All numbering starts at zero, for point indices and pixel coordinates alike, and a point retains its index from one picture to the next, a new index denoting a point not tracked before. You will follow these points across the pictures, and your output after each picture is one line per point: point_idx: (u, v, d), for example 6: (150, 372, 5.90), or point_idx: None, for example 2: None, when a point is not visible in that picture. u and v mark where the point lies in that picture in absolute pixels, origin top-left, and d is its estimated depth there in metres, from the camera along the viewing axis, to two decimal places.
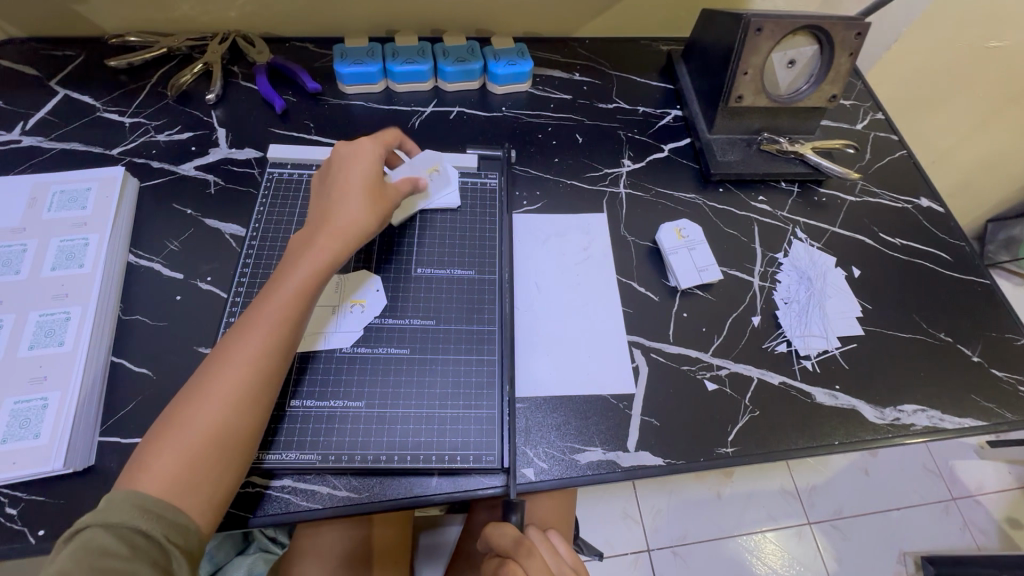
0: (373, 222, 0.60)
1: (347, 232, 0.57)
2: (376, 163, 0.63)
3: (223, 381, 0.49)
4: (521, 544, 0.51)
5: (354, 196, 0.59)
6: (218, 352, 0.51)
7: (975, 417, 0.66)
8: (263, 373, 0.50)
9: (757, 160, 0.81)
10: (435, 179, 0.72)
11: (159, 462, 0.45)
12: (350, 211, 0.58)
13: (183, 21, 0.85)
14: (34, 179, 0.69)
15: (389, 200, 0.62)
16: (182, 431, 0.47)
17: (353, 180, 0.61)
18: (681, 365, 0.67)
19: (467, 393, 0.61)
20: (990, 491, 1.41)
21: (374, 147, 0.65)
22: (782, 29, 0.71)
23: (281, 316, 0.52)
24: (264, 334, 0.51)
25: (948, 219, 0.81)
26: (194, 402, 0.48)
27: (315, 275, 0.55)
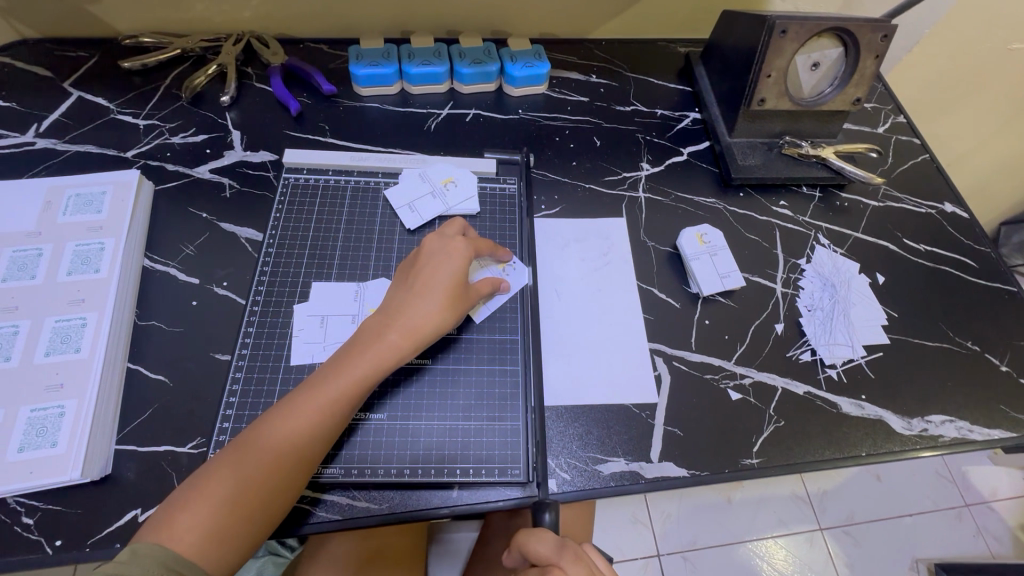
0: (446, 326, 0.58)
1: (415, 333, 0.56)
2: (466, 264, 0.60)
3: (265, 458, 0.49)
4: (564, 548, 0.50)
5: (432, 297, 0.57)
6: (263, 424, 0.51)
7: (1005, 429, 0.65)
8: (304, 458, 0.50)
9: (779, 164, 0.80)
10: (510, 273, 0.68)
11: (186, 526, 0.45)
12: (425, 312, 0.56)
13: (197, 22, 0.84)
14: (48, 182, 0.68)
15: (467, 302, 0.60)
16: (214, 501, 0.47)
17: (436, 279, 0.58)
18: (704, 373, 0.65)
19: (489, 404, 0.60)
20: (1005, 497, 1.39)
21: (467, 246, 0.61)
22: (807, 31, 0.70)
23: (331, 407, 0.52)
24: (310, 421, 0.51)
25: (973, 225, 0.80)
26: (230, 471, 0.48)
27: (374, 372, 0.54)
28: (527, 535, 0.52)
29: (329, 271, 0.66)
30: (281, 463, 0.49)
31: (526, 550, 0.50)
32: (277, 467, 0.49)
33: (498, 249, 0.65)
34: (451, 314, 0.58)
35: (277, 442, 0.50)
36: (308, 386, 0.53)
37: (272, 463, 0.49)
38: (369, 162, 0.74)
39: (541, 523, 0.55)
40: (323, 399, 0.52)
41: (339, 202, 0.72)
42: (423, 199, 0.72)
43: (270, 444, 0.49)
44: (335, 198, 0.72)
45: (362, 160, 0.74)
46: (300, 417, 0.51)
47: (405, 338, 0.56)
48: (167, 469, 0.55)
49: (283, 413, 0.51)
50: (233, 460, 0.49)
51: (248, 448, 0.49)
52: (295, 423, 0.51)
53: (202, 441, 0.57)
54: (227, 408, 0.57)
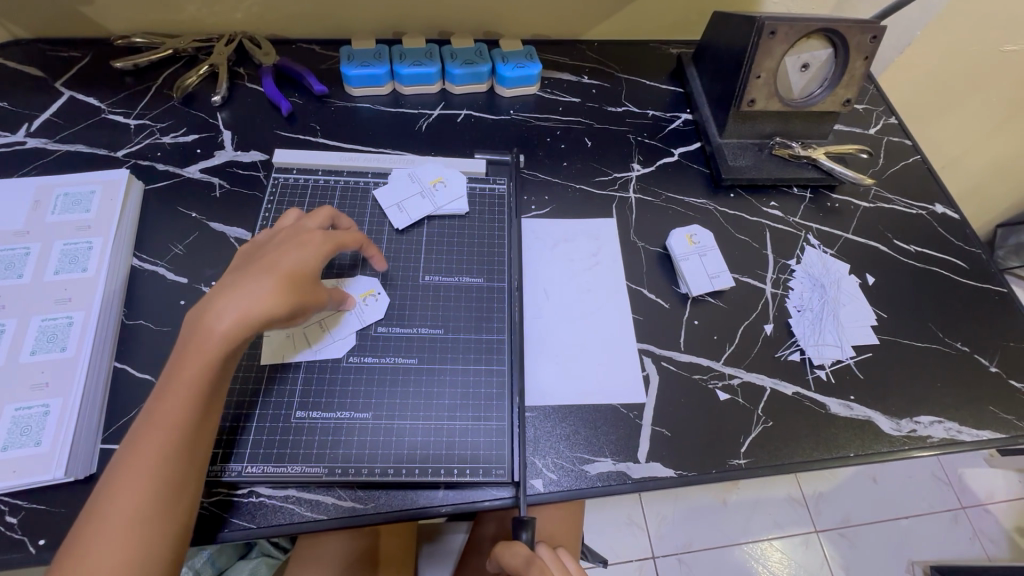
0: (281, 309, 0.50)
1: (247, 316, 0.48)
2: (313, 249, 0.55)
3: (126, 501, 0.44)
4: (533, 564, 0.49)
5: (265, 277, 0.51)
6: (116, 465, 0.45)
7: (994, 430, 0.65)
8: (169, 479, 0.45)
9: (770, 165, 0.80)
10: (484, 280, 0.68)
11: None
12: (251, 295, 0.49)
13: (190, 23, 0.84)
14: (38, 181, 0.68)
15: (312, 287, 0.53)
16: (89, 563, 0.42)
17: (271, 263, 0.53)
18: (692, 374, 0.65)
19: (475, 404, 0.60)
20: (1001, 500, 1.39)
21: (320, 236, 0.57)
22: (797, 32, 0.70)
23: (176, 419, 0.46)
24: (158, 441, 0.46)
25: (964, 226, 0.80)
26: (95, 531, 0.43)
27: (209, 368, 0.47)
28: (502, 547, 0.52)
29: None
30: (146, 495, 0.44)
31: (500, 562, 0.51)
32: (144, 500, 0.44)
33: (368, 246, 0.63)
34: (288, 293, 0.51)
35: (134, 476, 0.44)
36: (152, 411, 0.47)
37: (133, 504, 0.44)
38: (360, 162, 0.74)
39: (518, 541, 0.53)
40: (166, 413, 0.46)
41: (329, 202, 0.72)
42: (412, 199, 0.72)
43: (127, 487, 0.44)
44: (325, 198, 0.72)
45: (353, 160, 0.74)
46: (147, 444, 0.45)
47: (234, 325, 0.48)
48: None
49: (128, 448, 0.46)
50: (90, 520, 0.43)
51: (108, 493, 0.44)
52: (143, 453, 0.45)
53: None
54: None
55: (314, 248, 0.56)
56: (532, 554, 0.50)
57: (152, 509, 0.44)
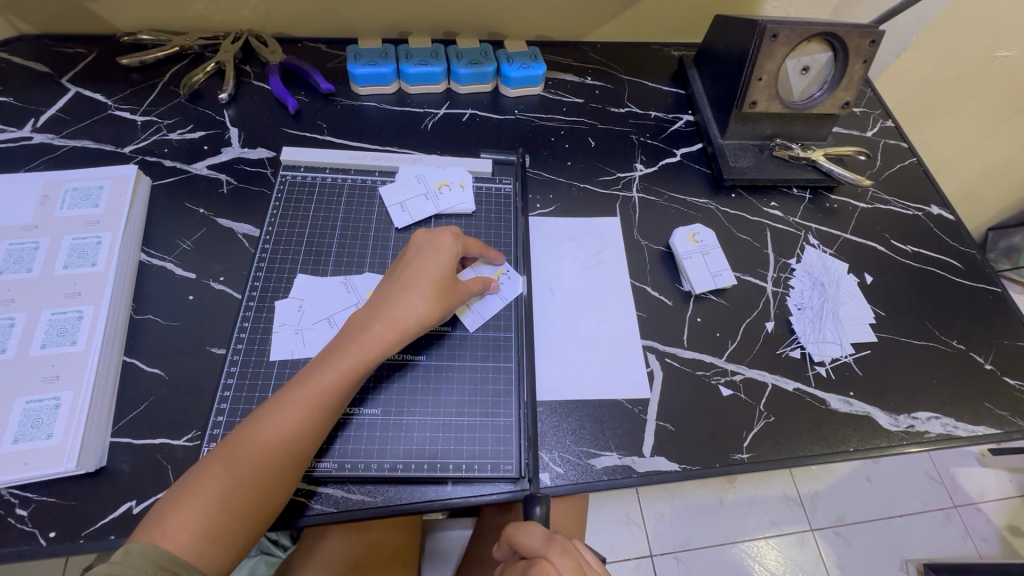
0: (432, 319, 0.57)
1: (402, 325, 0.56)
2: (454, 259, 0.60)
3: (255, 458, 0.49)
4: (551, 543, 0.49)
5: (416, 288, 0.57)
6: (252, 424, 0.51)
7: (989, 425, 0.66)
8: (294, 455, 0.50)
9: (770, 166, 0.81)
10: (505, 282, 0.68)
11: (184, 522, 0.46)
12: (410, 304, 0.56)
13: (197, 20, 0.84)
14: (45, 176, 0.68)
15: (456, 297, 0.60)
16: (203, 501, 0.47)
17: (424, 270, 0.58)
18: (695, 370, 0.66)
19: (483, 400, 0.61)
20: (992, 499, 1.41)
21: (454, 241, 0.61)
22: (797, 36, 0.71)
23: (316, 404, 0.52)
24: (297, 418, 0.51)
25: (959, 227, 0.82)
26: (224, 472, 0.48)
27: (357, 368, 0.54)
28: (515, 527, 0.51)
29: (325, 267, 0.67)
30: (272, 465, 0.49)
31: (515, 543, 0.50)
32: (266, 470, 0.49)
33: (488, 251, 0.66)
34: (439, 306, 0.58)
35: (267, 441, 0.49)
36: (299, 388, 0.52)
37: (260, 464, 0.49)
38: (366, 161, 0.75)
39: (533, 517, 0.53)
40: (305, 399, 0.51)
41: (336, 201, 0.72)
42: (416, 199, 0.72)
43: (261, 443, 0.49)
44: (332, 196, 0.72)
45: (359, 158, 0.75)
46: (288, 416, 0.51)
47: (391, 329, 0.55)
48: (162, 462, 0.55)
49: (273, 410, 0.51)
50: (222, 458, 0.49)
51: (244, 440, 0.49)
52: (282, 423, 0.50)
53: (198, 434, 0.57)
54: (222, 403, 0.58)
55: (456, 251, 0.61)
56: (551, 535, 0.50)
57: (269, 474, 0.49)
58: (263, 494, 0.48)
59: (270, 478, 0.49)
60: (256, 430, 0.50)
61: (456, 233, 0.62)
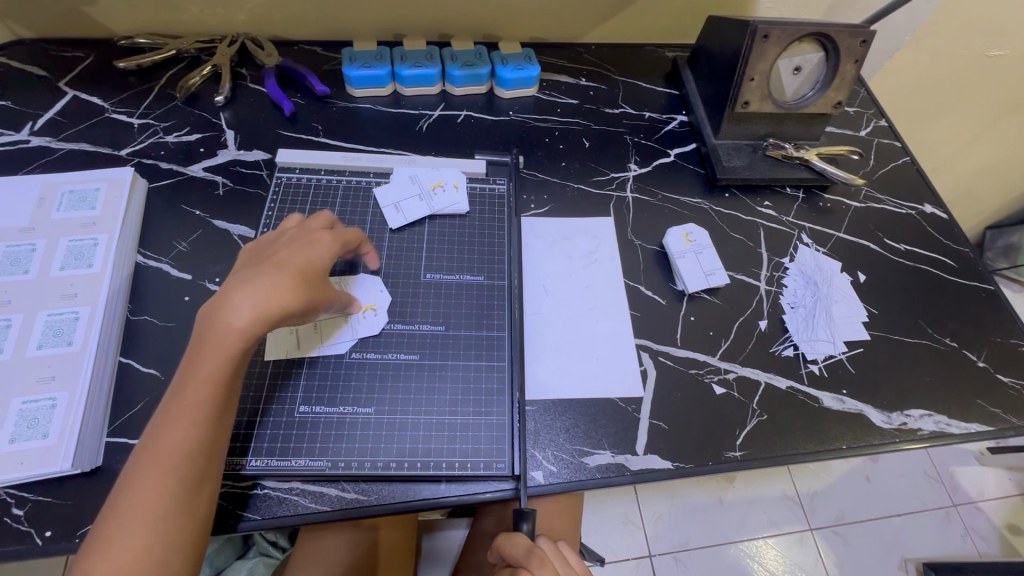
0: (298, 303, 0.52)
1: (265, 311, 0.50)
2: (324, 250, 0.57)
3: (148, 485, 0.45)
4: (533, 553, 0.51)
5: (278, 273, 0.52)
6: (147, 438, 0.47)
7: (981, 422, 0.66)
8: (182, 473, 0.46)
9: (763, 166, 0.82)
10: (368, 316, 0.64)
11: (98, 571, 0.42)
12: (267, 287, 0.51)
13: (193, 24, 0.85)
14: (42, 179, 0.69)
15: (322, 287, 0.55)
16: (125, 532, 0.44)
17: (288, 259, 0.54)
18: (689, 368, 0.67)
19: (476, 399, 0.61)
20: (992, 497, 1.41)
21: (327, 236, 0.58)
22: (789, 36, 0.72)
23: (208, 385, 0.48)
24: (191, 407, 0.47)
25: (952, 225, 0.82)
26: (125, 512, 0.44)
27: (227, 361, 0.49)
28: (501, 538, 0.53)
29: None
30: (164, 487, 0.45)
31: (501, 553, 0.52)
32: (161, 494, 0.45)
33: (363, 245, 0.64)
34: (302, 289, 0.53)
35: (154, 467, 0.45)
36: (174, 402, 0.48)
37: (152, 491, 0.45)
38: (361, 163, 0.75)
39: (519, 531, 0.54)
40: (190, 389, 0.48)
41: (330, 202, 0.72)
42: (410, 200, 0.73)
43: (150, 470, 0.45)
44: (326, 198, 0.73)
45: (354, 160, 0.75)
46: (168, 433, 0.46)
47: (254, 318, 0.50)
48: None
49: (152, 435, 0.47)
50: (119, 498, 0.45)
51: (143, 457, 0.46)
52: (163, 443, 0.46)
53: None
54: None
55: (327, 243, 0.58)
56: (533, 544, 0.52)
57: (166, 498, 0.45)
58: (186, 493, 0.46)
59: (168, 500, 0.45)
60: (151, 439, 0.46)
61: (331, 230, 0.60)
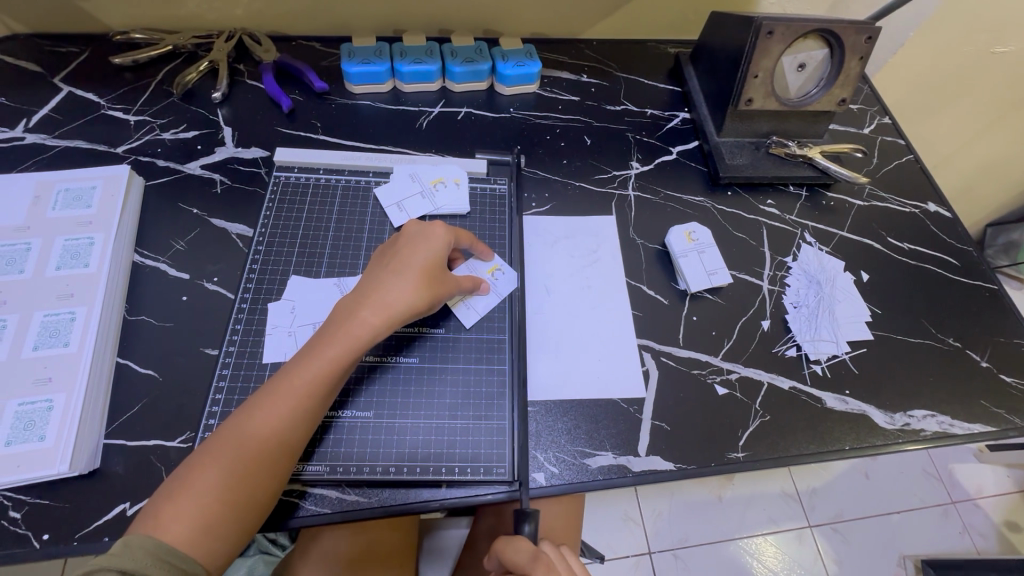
0: (421, 306, 0.57)
1: (392, 310, 0.55)
2: (444, 249, 0.60)
3: (247, 448, 0.48)
4: (537, 560, 0.50)
5: (406, 275, 0.57)
6: (245, 412, 0.50)
7: (984, 423, 0.66)
8: (280, 447, 0.50)
9: (766, 164, 0.81)
10: (499, 278, 0.68)
11: (179, 513, 0.45)
12: (399, 289, 0.56)
13: (189, 19, 0.84)
14: (38, 176, 0.68)
15: (444, 288, 0.59)
16: (199, 490, 0.46)
17: (414, 259, 0.58)
18: (691, 369, 0.66)
19: (476, 403, 0.61)
20: (990, 494, 1.41)
21: (446, 233, 0.61)
22: (793, 33, 0.71)
23: (305, 392, 0.51)
24: (286, 408, 0.50)
25: (956, 224, 0.81)
26: (214, 466, 0.47)
27: (343, 356, 0.53)
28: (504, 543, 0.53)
29: (318, 269, 0.67)
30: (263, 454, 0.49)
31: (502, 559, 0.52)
32: (255, 459, 0.48)
33: (478, 244, 0.66)
34: (427, 293, 0.57)
35: (258, 431, 0.49)
36: (284, 377, 0.52)
37: (247, 457, 0.48)
38: (360, 161, 0.74)
39: (523, 533, 0.54)
40: (294, 385, 0.51)
41: (330, 201, 0.72)
42: (412, 198, 0.72)
43: (249, 439, 0.49)
44: (325, 197, 0.72)
45: (353, 159, 0.75)
46: (275, 409, 0.50)
47: (381, 316, 0.55)
48: (156, 463, 0.55)
49: (259, 402, 0.51)
50: (214, 449, 0.48)
51: (239, 425, 0.50)
52: (270, 414, 0.50)
53: (191, 435, 0.57)
54: (214, 405, 0.57)
55: (448, 242, 0.61)
56: (536, 551, 0.51)
57: (257, 466, 0.48)
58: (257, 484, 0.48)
59: (259, 469, 0.49)
60: (249, 416, 0.50)
61: (448, 227, 0.62)
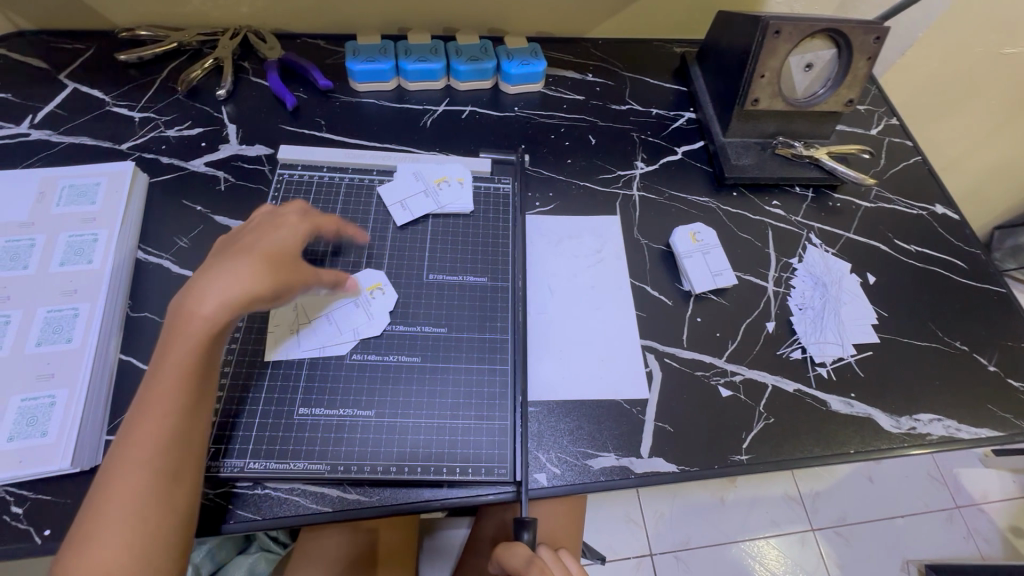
0: (267, 291, 0.49)
1: (234, 300, 0.48)
2: (291, 233, 0.54)
3: (126, 487, 0.44)
4: (533, 563, 0.50)
5: (245, 260, 0.50)
6: (115, 449, 0.45)
7: (991, 428, 0.65)
8: (160, 473, 0.45)
9: (772, 165, 0.80)
10: (376, 297, 0.64)
11: (77, 575, 0.41)
12: (234, 275, 0.48)
13: (194, 16, 0.84)
14: (43, 173, 0.68)
15: (297, 273, 0.52)
16: (94, 544, 0.42)
17: (255, 245, 0.52)
18: (695, 370, 0.66)
19: (478, 403, 0.60)
20: (995, 500, 1.40)
21: (297, 220, 0.56)
22: (801, 32, 0.70)
23: (166, 408, 0.46)
24: (154, 428, 0.45)
25: (963, 226, 0.81)
26: (103, 516, 0.43)
27: (193, 357, 0.47)
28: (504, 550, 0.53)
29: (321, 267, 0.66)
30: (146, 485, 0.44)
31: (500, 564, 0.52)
32: (140, 493, 0.44)
33: (343, 228, 0.63)
34: (273, 275, 0.50)
35: (133, 463, 0.44)
36: (146, 398, 0.46)
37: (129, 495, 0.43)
38: (364, 160, 0.74)
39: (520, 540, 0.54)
40: (161, 395, 0.46)
41: (333, 199, 0.72)
42: (415, 197, 0.72)
43: (126, 477, 0.44)
44: (329, 195, 0.72)
45: (357, 158, 0.74)
46: (142, 435, 0.45)
47: (226, 303, 0.47)
48: None
49: (126, 433, 0.45)
50: (95, 498, 0.44)
51: (117, 464, 0.44)
52: (137, 442, 0.45)
53: None
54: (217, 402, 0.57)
55: (298, 227, 0.55)
56: (532, 554, 0.51)
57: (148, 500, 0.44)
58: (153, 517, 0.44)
59: (149, 501, 0.44)
60: (125, 440, 0.45)
61: (301, 214, 0.57)
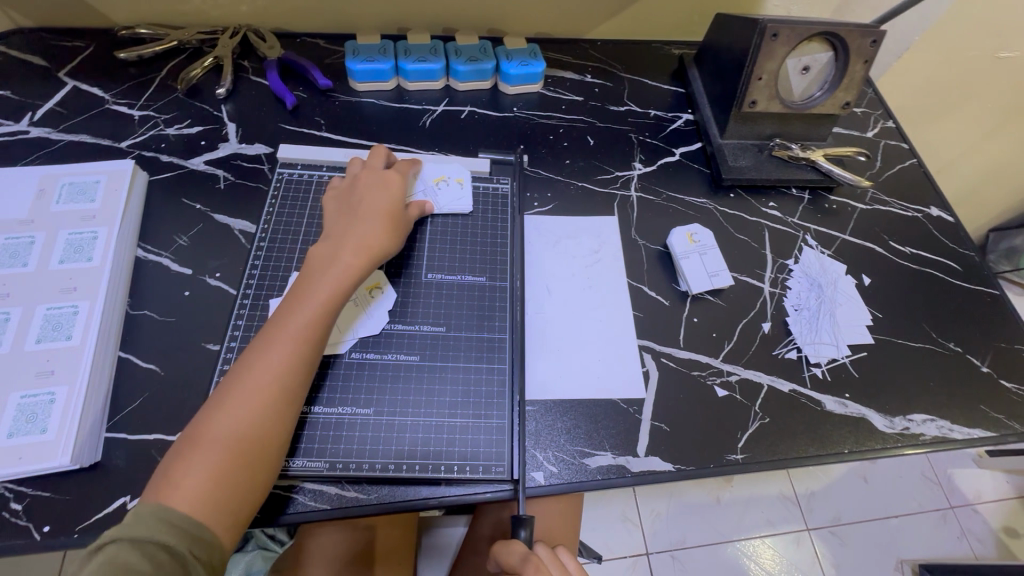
0: (393, 245, 0.62)
1: (369, 250, 0.60)
2: (395, 190, 0.66)
3: (253, 395, 0.50)
4: (527, 561, 0.51)
5: (372, 217, 0.62)
6: (245, 364, 0.52)
7: (984, 428, 0.66)
8: (285, 390, 0.52)
9: (769, 167, 0.81)
10: (378, 298, 0.65)
11: (194, 467, 0.47)
12: (370, 231, 0.61)
13: (195, 15, 0.84)
14: (43, 170, 0.68)
15: (405, 224, 0.66)
16: (212, 441, 0.48)
17: (375, 204, 0.64)
18: (691, 371, 0.66)
19: (476, 402, 0.61)
20: (988, 500, 1.41)
21: (396, 176, 0.68)
22: (798, 35, 0.71)
23: (298, 336, 0.53)
24: (285, 351, 0.52)
25: (958, 229, 0.81)
26: (225, 416, 0.49)
27: (326, 300, 0.56)
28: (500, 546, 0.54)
29: None
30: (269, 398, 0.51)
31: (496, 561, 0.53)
32: (262, 404, 0.50)
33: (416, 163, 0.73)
34: (394, 233, 0.63)
35: (264, 375, 0.51)
36: (280, 324, 0.54)
37: (254, 404, 0.50)
38: None
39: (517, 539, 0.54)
40: (294, 325, 0.54)
41: None
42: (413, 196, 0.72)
43: (256, 386, 0.51)
44: None
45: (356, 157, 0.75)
46: (275, 353, 0.52)
47: (360, 257, 0.59)
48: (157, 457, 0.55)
49: (258, 351, 0.53)
50: (222, 402, 0.50)
51: (230, 392, 0.50)
52: (270, 358, 0.52)
53: None
54: None
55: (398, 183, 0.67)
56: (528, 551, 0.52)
57: (266, 412, 0.50)
58: (269, 427, 0.50)
59: (266, 413, 0.50)
60: (255, 361, 0.52)
61: (395, 171, 0.68)
